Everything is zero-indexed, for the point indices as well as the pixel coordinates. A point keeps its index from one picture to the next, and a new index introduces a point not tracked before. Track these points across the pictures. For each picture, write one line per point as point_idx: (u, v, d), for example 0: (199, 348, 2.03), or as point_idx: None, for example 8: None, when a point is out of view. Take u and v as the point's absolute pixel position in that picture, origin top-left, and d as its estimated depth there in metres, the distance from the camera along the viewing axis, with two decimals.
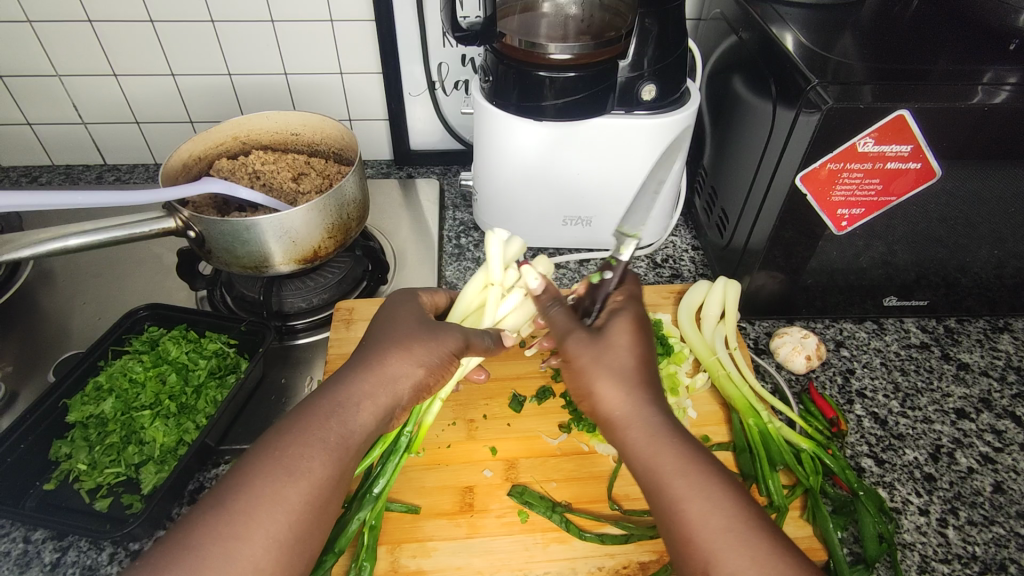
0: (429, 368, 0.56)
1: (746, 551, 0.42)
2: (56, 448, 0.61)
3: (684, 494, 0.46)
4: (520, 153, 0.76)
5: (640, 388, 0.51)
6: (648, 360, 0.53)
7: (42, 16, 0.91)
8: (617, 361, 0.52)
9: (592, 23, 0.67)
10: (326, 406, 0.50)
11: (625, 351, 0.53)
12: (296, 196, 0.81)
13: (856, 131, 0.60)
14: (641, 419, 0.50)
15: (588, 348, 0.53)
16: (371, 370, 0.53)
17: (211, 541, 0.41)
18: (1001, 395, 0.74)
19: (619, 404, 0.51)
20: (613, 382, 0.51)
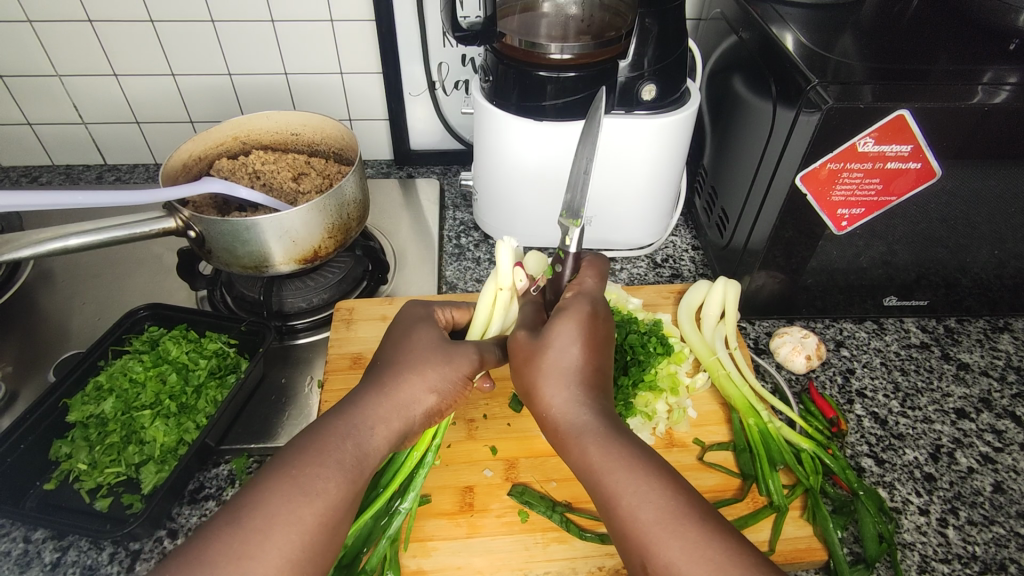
0: (444, 393, 0.56)
1: (678, 540, 0.42)
2: (56, 447, 0.61)
3: (614, 490, 0.46)
4: (520, 152, 0.76)
5: (576, 385, 0.51)
6: (590, 353, 0.53)
7: (42, 15, 0.91)
8: (555, 360, 0.52)
9: (592, 23, 0.67)
10: (342, 424, 0.50)
11: (563, 347, 0.53)
12: (296, 196, 0.82)
13: (856, 131, 0.60)
14: (578, 415, 0.50)
15: (529, 345, 0.55)
16: (387, 394, 0.53)
17: (226, 557, 0.41)
18: (1001, 395, 0.74)
19: (556, 403, 0.51)
20: (548, 382, 0.52)
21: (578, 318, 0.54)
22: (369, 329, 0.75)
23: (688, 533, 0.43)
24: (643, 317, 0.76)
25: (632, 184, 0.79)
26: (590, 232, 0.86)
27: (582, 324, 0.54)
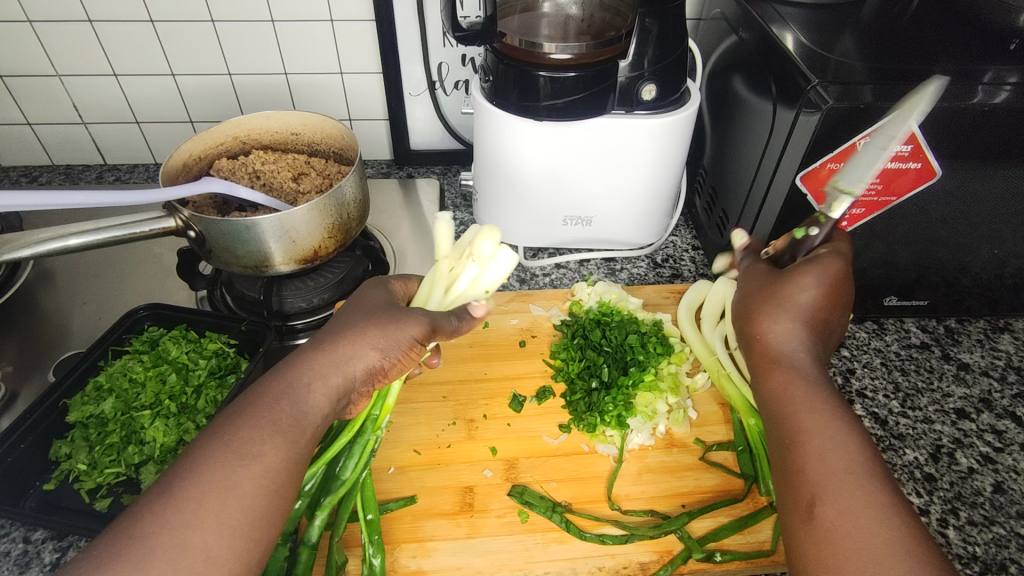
0: (385, 349, 0.54)
1: (862, 496, 0.42)
2: (56, 448, 0.61)
3: (809, 428, 0.47)
4: (520, 152, 0.76)
5: (807, 329, 0.52)
6: (825, 305, 0.53)
7: (42, 16, 0.91)
8: (791, 296, 0.53)
9: (592, 23, 0.67)
10: (281, 385, 0.50)
11: (805, 292, 0.53)
12: (296, 196, 0.81)
13: (856, 131, 0.60)
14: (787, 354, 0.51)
15: (775, 282, 0.55)
16: (325, 354, 0.52)
17: (175, 516, 0.41)
18: (1001, 395, 0.74)
19: (777, 337, 0.52)
20: (777, 317, 0.53)
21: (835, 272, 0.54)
22: None
23: (854, 497, 0.42)
24: (643, 317, 0.77)
25: (631, 184, 0.79)
26: (590, 232, 0.86)
27: (834, 276, 0.54)
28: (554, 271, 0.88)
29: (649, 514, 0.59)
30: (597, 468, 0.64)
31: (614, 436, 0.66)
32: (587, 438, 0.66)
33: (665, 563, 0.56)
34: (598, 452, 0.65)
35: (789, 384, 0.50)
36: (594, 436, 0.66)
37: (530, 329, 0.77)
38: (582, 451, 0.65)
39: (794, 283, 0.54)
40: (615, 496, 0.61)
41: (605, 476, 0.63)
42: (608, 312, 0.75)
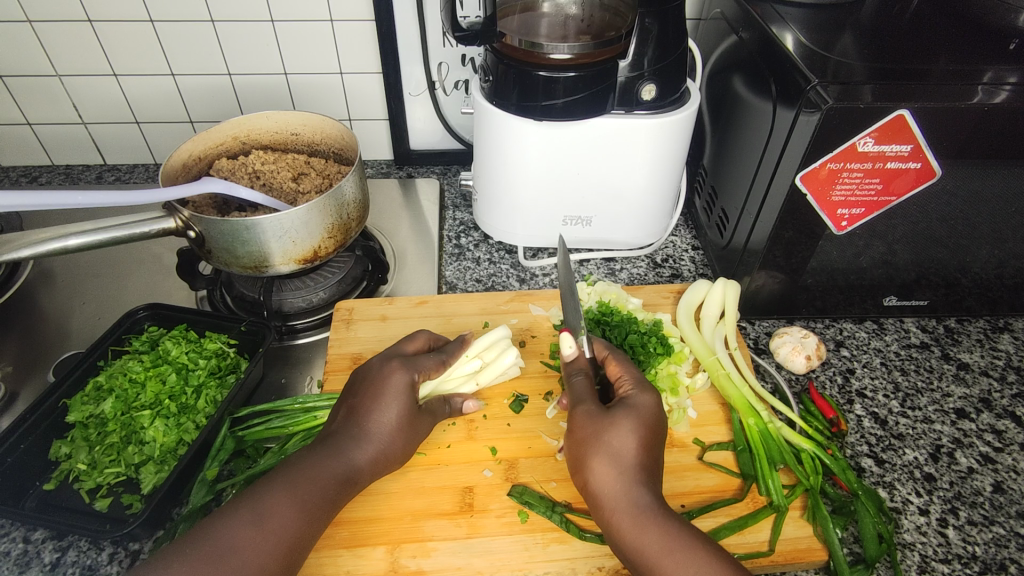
0: (408, 410, 0.58)
1: None
2: (56, 447, 0.61)
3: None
4: (519, 151, 0.76)
5: (633, 470, 0.52)
6: (650, 443, 0.54)
7: (42, 16, 0.91)
8: (616, 446, 0.53)
9: (592, 23, 0.67)
10: (325, 442, 0.55)
11: (627, 430, 0.54)
12: (296, 196, 0.81)
13: (855, 131, 0.60)
14: (625, 495, 0.51)
15: (592, 422, 0.55)
16: (355, 420, 0.57)
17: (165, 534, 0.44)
18: (1001, 395, 0.74)
19: (615, 487, 0.52)
20: (608, 459, 0.53)
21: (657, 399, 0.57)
22: (370, 329, 0.75)
23: None
24: (642, 317, 0.76)
25: (631, 183, 0.79)
26: (590, 232, 0.86)
27: (649, 415, 0.56)
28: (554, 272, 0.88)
29: None
30: None
31: None
32: None
33: None
34: None
35: (633, 527, 0.50)
36: None
37: (530, 330, 0.77)
38: None
39: (610, 430, 0.54)
40: None
41: None
42: (608, 312, 0.74)
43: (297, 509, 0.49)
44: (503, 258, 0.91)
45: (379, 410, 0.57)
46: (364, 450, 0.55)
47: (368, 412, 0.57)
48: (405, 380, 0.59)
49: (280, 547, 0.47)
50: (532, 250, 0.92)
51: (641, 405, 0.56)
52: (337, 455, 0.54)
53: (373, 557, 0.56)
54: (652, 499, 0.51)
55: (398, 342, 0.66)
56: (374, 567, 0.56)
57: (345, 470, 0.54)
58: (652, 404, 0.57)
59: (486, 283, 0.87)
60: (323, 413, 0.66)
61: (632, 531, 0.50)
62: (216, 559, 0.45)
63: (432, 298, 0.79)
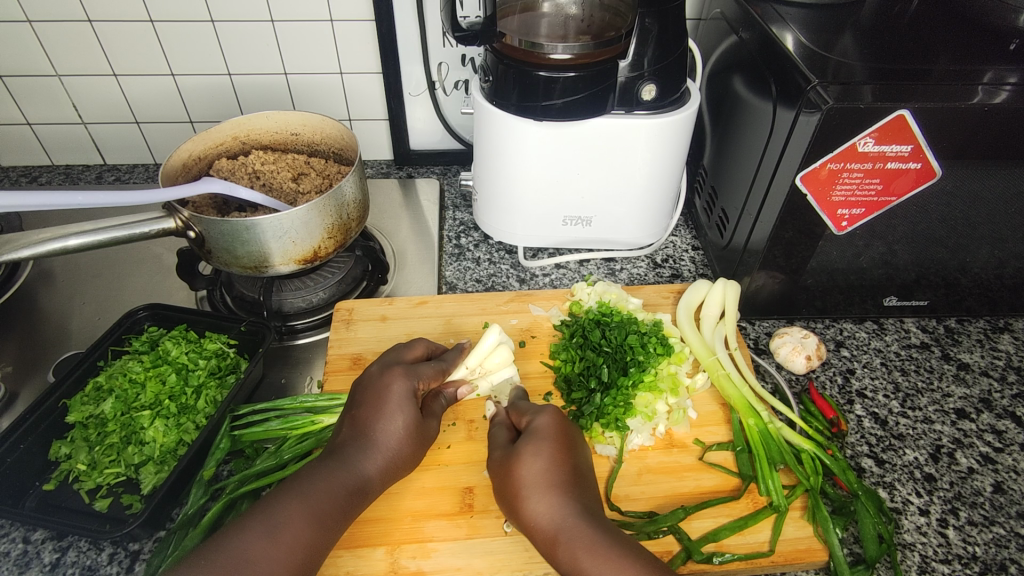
0: (413, 416, 0.58)
1: None
2: (56, 447, 0.61)
3: None
4: (519, 151, 0.76)
5: (551, 494, 0.52)
6: (560, 464, 0.54)
7: (42, 16, 0.91)
8: (528, 475, 0.53)
9: (592, 23, 0.67)
10: (332, 455, 0.55)
11: (534, 456, 0.54)
12: (296, 196, 0.81)
13: (856, 131, 0.60)
14: (554, 521, 0.50)
15: (503, 463, 0.55)
16: (362, 429, 0.56)
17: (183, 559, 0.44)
18: (1001, 395, 0.74)
19: (543, 516, 0.51)
20: (529, 491, 0.52)
21: (557, 418, 0.59)
22: (369, 329, 0.75)
23: None
24: (643, 317, 0.76)
25: (631, 183, 0.79)
26: (590, 232, 0.86)
27: (551, 436, 0.56)
28: (554, 272, 0.88)
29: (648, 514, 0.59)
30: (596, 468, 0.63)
31: (613, 437, 0.65)
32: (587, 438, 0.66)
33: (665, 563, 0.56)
34: (597, 453, 0.65)
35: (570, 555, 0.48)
36: (595, 436, 0.66)
37: (530, 330, 0.77)
38: None
39: (522, 462, 0.54)
40: (614, 496, 0.61)
41: (605, 476, 0.63)
42: (608, 312, 0.73)
43: (310, 522, 0.49)
44: (503, 259, 0.91)
45: (385, 419, 0.57)
46: (374, 459, 0.55)
47: (374, 421, 0.56)
48: (407, 387, 0.59)
49: (294, 559, 0.47)
50: (532, 250, 0.92)
51: (539, 429, 0.57)
52: (348, 467, 0.54)
53: (373, 558, 0.56)
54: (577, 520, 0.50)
55: (396, 348, 0.65)
56: (374, 567, 0.56)
57: (356, 480, 0.53)
58: (551, 424, 0.58)
59: (486, 283, 0.87)
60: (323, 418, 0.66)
61: (568, 555, 0.48)
62: (231, 571, 0.44)
63: (432, 298, 0.79)
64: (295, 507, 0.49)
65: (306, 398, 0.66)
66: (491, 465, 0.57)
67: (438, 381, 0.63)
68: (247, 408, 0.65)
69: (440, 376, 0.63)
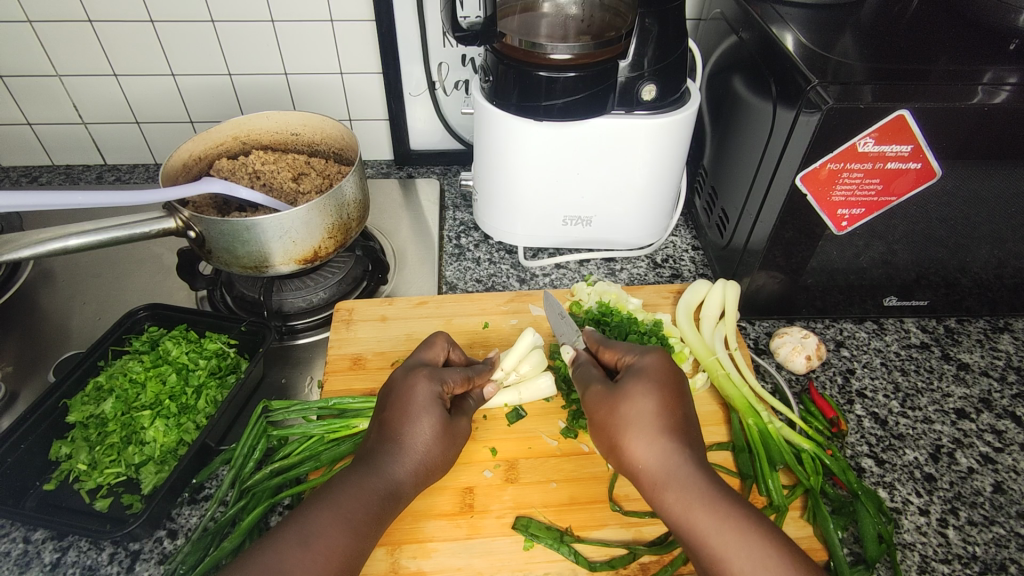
0: (439, 418, 0.57)
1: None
2: (56, 448, 0.61)
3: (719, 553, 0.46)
4: (518, 151, 0.76)
5: (664, 438, 0.51)
6: (671, 404, 0.53)
7: (42, 16, 0.91)
8: (637, 414, 0.53)
9: (592, 23, 0.67)
10: (362, 461, 0.54)
11: (642, 397, 0.53)
12: (296, 196, 0.82)
13: (855, 131, 0.60)
14: (667, 468, 0.50)
15: (606, 402, 0.55)
16: (389, 433, 0.56)
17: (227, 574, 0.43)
18: (1001, 395, 0.74)
19: (648, 458, 0.51)
20: (636, 434, 0.52)
21: (663, 361, 0.57)
22: (369, 329, 0.75)
23: None
24: (643, 317, 0.76)
25: (630, 184, 0.79)
26: (590, 232, 0.86)
27: (659, 375, 0.55)
28: (554, 272, 0.89)
29: (649, 515, 0.59)
30: (596, 468, 0.63)
31: None
32: (587, 438, 0.66)
33: (665, 564, 0.56)
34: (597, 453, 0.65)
35: (677, 504, 0.49)
36: None
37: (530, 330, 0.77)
38: (583, 451, 0.65)
39: (627, 403, 0.54)
40: (615, 496, 0.61)
41: (605, 476, 0.63)
42: (608, 312, 0.73)
43: (343, 528, 0.48)
44: (503, 258, 0.91)
45: (410, 422, 0.56)
46: (404, 463, 0.54)
47: (399, 425, 0.56)
48: (431, 390, 0.58)
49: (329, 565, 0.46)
50: (532, 250, 0.92)
51: (643, 369, 0.56)
52: (379, 472, 0.53)
53: (373, 557, 0.56)
54: (691, 467, 0.50)
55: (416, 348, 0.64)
56: (374, 567, 0.56)
57: (386, 486, 0.53)
58: (659, 367, 0.56)
59: (486, 283, 0.87)
60: (355, 422, 0.65)
61: (677, 504, 0.49)
62: None
63: (432, 298, 0.79)
64: (329, 514, 0.48)
65: (342, 398, 0.66)
66: (589, 403, 0.57)
67: (465, 387, 0.62)
68: (280, 403, 0.65)
69: (466, 382, 0.62)
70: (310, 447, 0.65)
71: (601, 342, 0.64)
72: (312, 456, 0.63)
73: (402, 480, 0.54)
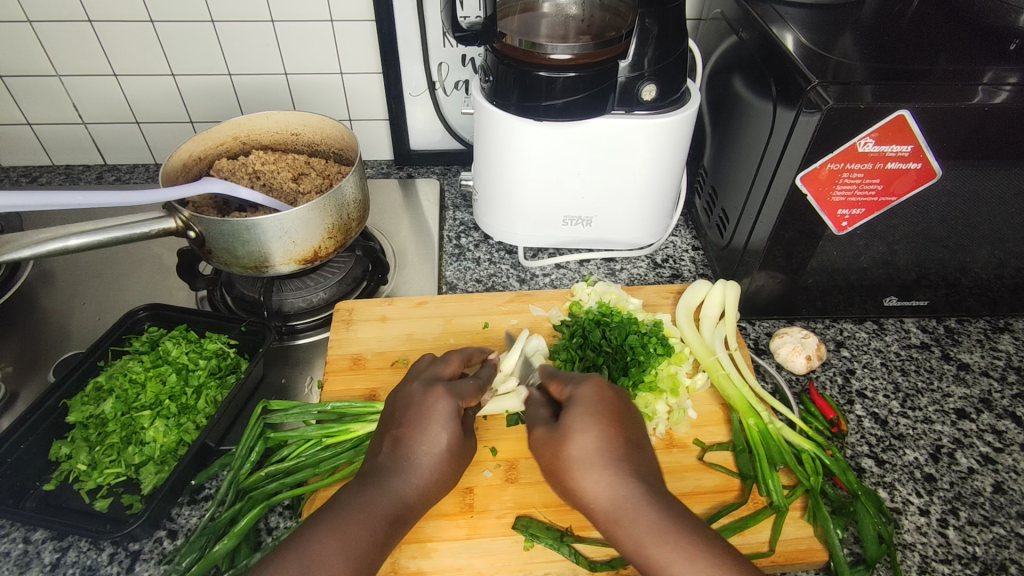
0: (452, 435, 0.56)
1: None
2: (56, 448, 0.61)
3: None
4: (518, 151, 0.76)
5: (609, 472, 0.50)
6: (615, 436, 0.52)
7: (42, 16, 0.91)
8: (581, 451, 0.52)
9: (592, 23, 0.67)
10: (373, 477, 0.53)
11: (582, 433, 0.52)
12: (296, 196, 0.82)
13: (856, 132, 0.60)
14: (617, 501, 0.49)
15: (551, 442, 0.54)
16: (402, 450, 0.54)
17: None
18: (1001, 395, 0.74)
19: (597, 494, 0.49)
20: (581, 471, 0.51)
21: (599, 389, 0.56)
22: (369, 329, 0.75)
23: None
24: (643, 317, 0.76)
25: (631, 184, 0.79)
26: (590, 232, 0.86)
27: (597, 407, 0.54)
28: (554, 272, 0.89)
29: None
30: None
31: None
32: None
33: None
34: None
35: (633, 540, 0.47)
36: None
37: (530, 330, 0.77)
38: None
39: (569, 441, 0.53)
40: None
41: None
42: (608, 313, 0.73)
43: (351, 546, 0.47)
44: (503, 259, 0.91)
45: (426, 439, 0.55)
46: (416, 480, 0.53)
47: (414, 441, 0.55)
48: (448, 406, 0.57)
49: None
50: (533, 250, 0.92)
51: (582, 401, 0.55)
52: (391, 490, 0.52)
53: None
54: (642, 498, 0.48)
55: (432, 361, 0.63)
56: None
57: (399, 505, 0.52)
58: (594, 396, 0.56)
59: (486, 283, 0.87)
60: (354, 426, 0.65)
61: (633, 539, 0.47)
62: None
63: (432, 299, 0.79)
64: (339, 536, 0.47)
65: (340, 403, 0.66)
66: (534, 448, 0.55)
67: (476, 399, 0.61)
68: (279, 404, 0.65)
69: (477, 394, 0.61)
70: (307, 450, 0.65)
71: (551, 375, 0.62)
72: (309, 461, 0.63)
73: (416, 497, 0.53)
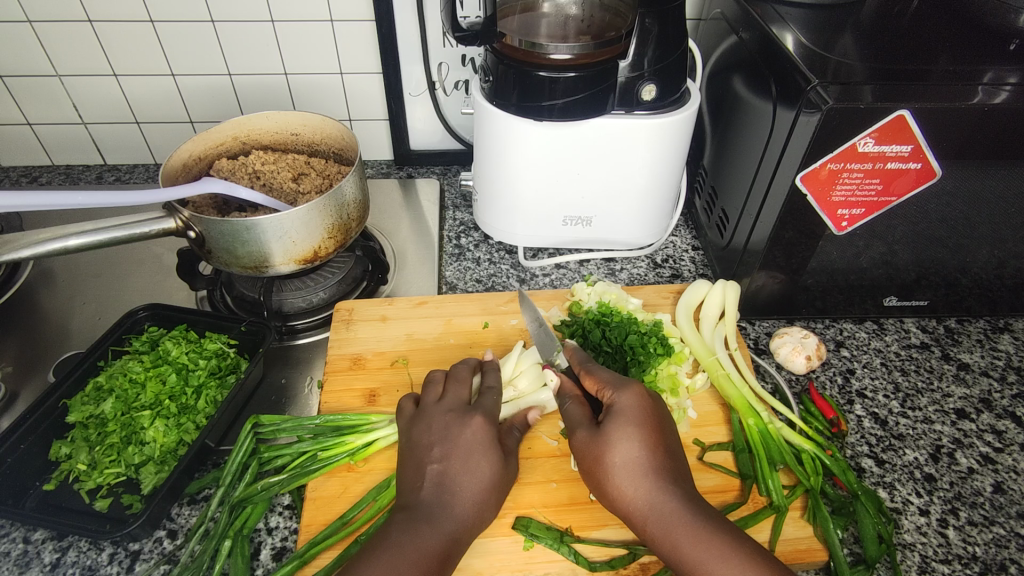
0: (497, 465, 0.56)
1: None
2: (56, 448, 0.61)
3: None
4: (518, 151, 0.76)
5: (649, 482, 0.52)
6: (655, 445, 0.53)
7: (42, 16, 0.91)
8: (621, 460, 0.53)
9: (592, 23, 0.67)
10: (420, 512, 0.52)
11: (624, 443, 0.53)
12: (296, 196, 0.82)
13: (856, 131, 0.60)
14: (654, 509, 0.51)
15: (591, 449, 0.54)
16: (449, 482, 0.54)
17: None
18: (1001, 395, 0.74)
19: (637, 502, 0.51)
20: (620, 478, 0.52)
21: (640, 395, 0.56)
22: (369, 329, 0.75)
23: None
24: (643, 317, 0.76)
25: (630, 184, 0.79)
26: (591, 232, 0.86)
27: (637, 416, 0.54)
28: (554, 271, 0.89)
29: None
30: None
31: None
32: None
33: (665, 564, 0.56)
34: None
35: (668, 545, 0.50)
36: None
37: None
38: None
39: (609, 449, 0.53)
40: None
41: None
42: (608, 312, 0.73)
43: None
44: (503, 259, 0.91)
45: (471, 470, 0.55)
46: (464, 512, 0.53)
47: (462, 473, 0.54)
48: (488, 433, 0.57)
49: None
50: (532, 250, 0.92)
51: (622, 409, 0.55)
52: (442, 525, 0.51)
53: None
54: (678, 505, 0.50)
55: (451, 379, 0.62)
56: None
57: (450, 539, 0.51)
58: (636, 403, 0.55)
59: (486, 283, 0.87)
60: (350, 438, 0.64)
61: (670, 545, 0.50)
62: None
63: (432, 299, 0.79)
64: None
65: (334, 416, 0.65)
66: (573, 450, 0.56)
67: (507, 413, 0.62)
68: (269, 419, 0.64)
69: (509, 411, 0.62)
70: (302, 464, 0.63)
71: (585, 365, 0.61)
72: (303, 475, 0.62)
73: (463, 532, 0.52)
